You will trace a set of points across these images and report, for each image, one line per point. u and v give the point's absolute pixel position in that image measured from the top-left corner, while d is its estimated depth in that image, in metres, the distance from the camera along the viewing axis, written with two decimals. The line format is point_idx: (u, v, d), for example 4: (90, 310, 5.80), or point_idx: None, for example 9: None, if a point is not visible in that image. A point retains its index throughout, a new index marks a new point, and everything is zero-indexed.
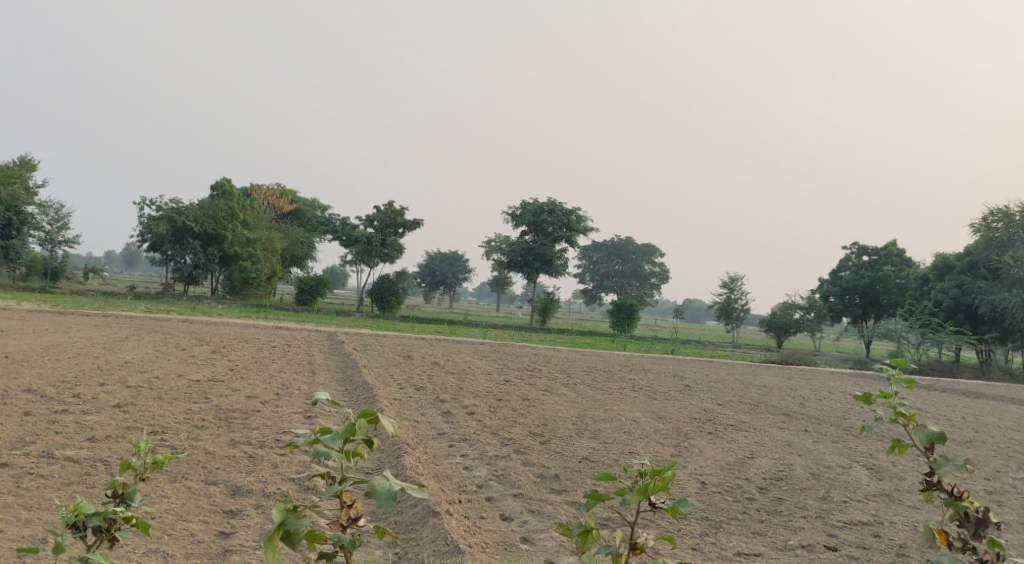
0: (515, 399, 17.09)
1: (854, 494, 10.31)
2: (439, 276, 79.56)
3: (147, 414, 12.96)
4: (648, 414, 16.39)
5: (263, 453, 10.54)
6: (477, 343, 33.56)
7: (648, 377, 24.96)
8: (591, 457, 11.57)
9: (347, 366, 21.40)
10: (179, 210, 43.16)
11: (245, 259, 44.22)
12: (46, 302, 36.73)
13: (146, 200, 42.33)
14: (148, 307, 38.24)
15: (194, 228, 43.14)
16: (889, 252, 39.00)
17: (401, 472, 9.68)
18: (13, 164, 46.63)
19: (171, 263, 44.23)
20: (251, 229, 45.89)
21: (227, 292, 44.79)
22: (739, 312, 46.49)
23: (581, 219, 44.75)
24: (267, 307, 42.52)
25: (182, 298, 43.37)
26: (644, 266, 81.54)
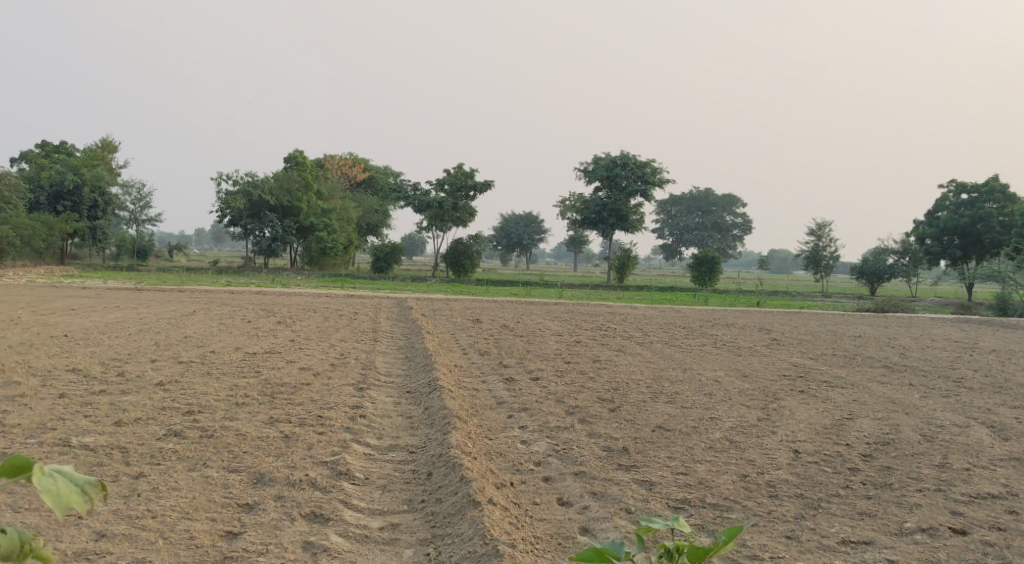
0: (588, 362, 15.86)
1: (979, 461, 8.88)
2: (514, 237, 78.47)
3: (184, 383, 12.03)
4: (732, 372, 15.03)
5: (300, 431, 9.42)
6: (552, 303, 32.36)
7: (732, 332, 23.48)
8: (667, 424, 10.34)
9: (411, 333, 20.44)
10: (255, 184, 42.55)
11: (320, 229, 43.58)
12: (130, 279, 36.53)
13: (223, 175, 41.76)
14: (228, 282, 37.81)
15: (271, 201, 42.42)
16: (991, 189, 36.59)
17: (448, 451, 8.60)
18: (95, 146, 46.77)
19: (250, 238, 43.50)
20: (324, 199, 45.23)
21: (306, 263, 44.24)
22: (828, 260, 44.40)
23: (656, 170, 42.96)
24: (344, 276, 41.88)
25: (263, 272, 42.85)
26: (726, 217, 79.23)
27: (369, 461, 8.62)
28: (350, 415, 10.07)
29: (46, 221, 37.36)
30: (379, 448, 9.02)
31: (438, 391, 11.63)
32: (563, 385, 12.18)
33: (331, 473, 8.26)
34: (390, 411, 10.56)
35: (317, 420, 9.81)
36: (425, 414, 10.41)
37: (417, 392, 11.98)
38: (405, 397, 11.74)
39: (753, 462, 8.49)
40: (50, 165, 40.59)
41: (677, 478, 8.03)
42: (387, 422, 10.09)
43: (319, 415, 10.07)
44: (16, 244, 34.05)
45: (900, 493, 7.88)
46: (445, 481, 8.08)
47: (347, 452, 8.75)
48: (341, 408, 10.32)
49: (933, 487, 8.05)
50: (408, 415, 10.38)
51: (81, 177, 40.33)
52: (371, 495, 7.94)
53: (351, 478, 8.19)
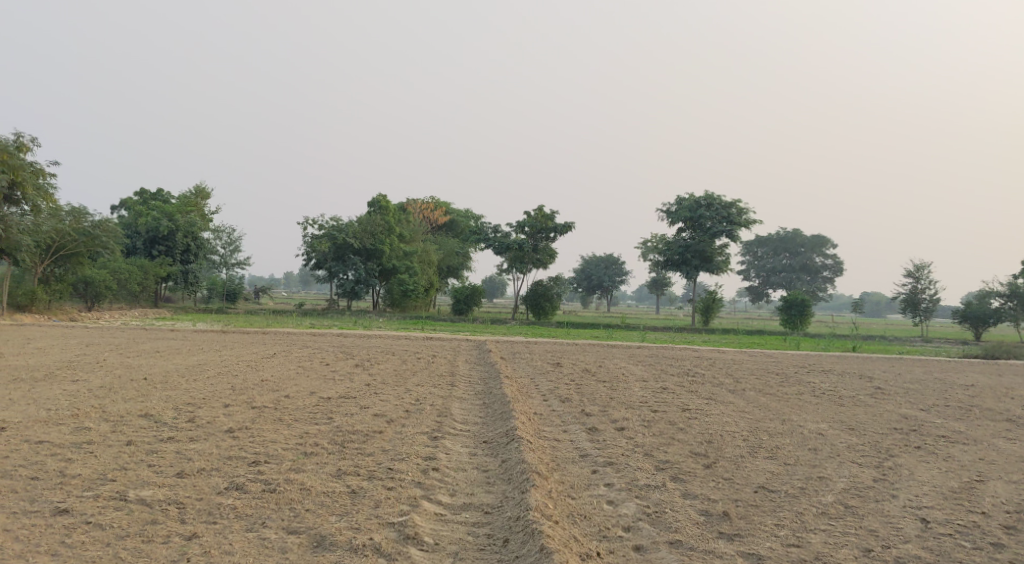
0: (678, 411, 14.90)
1: None
2: (596, 280, 77.60)
3: (252, 423, 11.43)
4: (835, 425, 13.94)
5: (368, 487, 8.62)
6: (637, 347, 31.41)
7: (830, 379, 22.20)
8: (768, 483, 9.45)
9: (490, 378, 19.66)
10: (340, 228, 42.79)
11: (402, 271, 43.04)
12: (218, 322, 36.62)
13: (308, 219, 41.87)
14: (312, 324, 37.68)
15: (355, 244, 42.45)
16: None
17: (531, 522, 7.91)
18: (188, 192, 47.40)
19: (334, 281, 43.46)
20: (407, 242, 45.06)
21: (389, 305, 43.93)
22: (927, 303, 42.50)
23: (741, 212, 41.61)
24: (426, 319, 41.48)
25: (347, 314, 42.70)
26: (815, 259, 77.01)
27: (439, 524, 8.01)
28: (422, 465, 9.34)
29: (141, 265, 37.73)
30: (452, 510, 8.30)
31: (518, 442, 10.85)
32: (651, 437, 11.28)
33: (398, 535, 7.84)
34: (466, 462, 9.79)
35: (387, 470, 9.13)
36: (504, 466, 9.64)
37: (495, 442, 11.21)
38: (482, 447, 10.99)
39: (873, 534, 8.00)
40: (146, 211, 41.28)
41: (789, 551, 7.67)
42: (463, 474, 9.36)
43: (389, 463, 9.28)
44: (110, 288, 34.41)
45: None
46: (522, 550, 7.63)
47: (417, 512, 8.15)
48: (412, 457, 9.59)
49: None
50: (484, 466, 9.63)
51: (175, 224, 40.78)
52: None
53: (419, 542, 7.76)
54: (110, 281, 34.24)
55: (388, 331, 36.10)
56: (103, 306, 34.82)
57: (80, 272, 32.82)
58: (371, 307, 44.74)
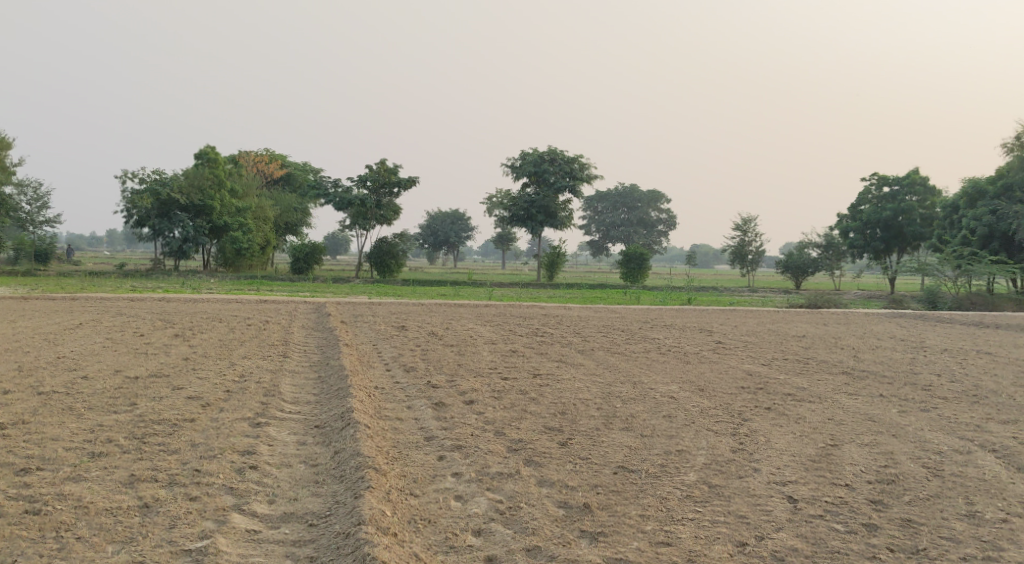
0: (529, 378, 14.08)
1: (986, 530, 7.43)
2: (441, 236, 76.48)
3: (36, 415, 9.92)
4: (688, 386, 13.37)
5: (162, 500, 7.84)
6: (481, 305, 30.63)
7: (673, 334, 21.92)
8: (629, 459, 8.71)
9: (326, 346, 18.42)
10: (164, 182, 39.99)
11: (235, 229, 40.96)
12: (26, 286, 33.61)
13: (127, 172, 38.84)
14: (133, 286, 35.13)
15: (182, 200, 39.75)
16: (911, 182, 36.97)
17: (366, 550, 7.07)
18: None
19: (159, 240, 40.69)
20: (239, 197, 42.68)
21: (221, 265, 41.60)
22: (754, 255, 43.31)
23: (584, 166, 41.38)
24: (261, 279, 39.52)
25: (173, 275, 40.15)
26: (650, 213, 78.31)
27: (251, 545, 7.38)
28: (238, 465, 8.52)
29: None
30: (265, 526, 7.62)
31: (355, 427, 9.71)
32: (501, 412, 10.40)
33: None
34: (292, 455, 8.96)
35: (193, 474, 8.28)
36: (337, 460, 8.76)
37: (328, 428, 10.15)
38: (314, 436, 9.87)
39: (744, 521, 7.45)
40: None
41: (660, 554, 7.06)
42: (286, 473, 8.49)
43: (195, 465, 8.47)
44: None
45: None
46: None
47: (221, 532, 7.46)
48: (228, 454, 8.77)
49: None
50: (313, 461, 8.77)
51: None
52: None
53: None
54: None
55: (220, 293, 33.99)
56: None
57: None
58: (202, 267, 42.35)
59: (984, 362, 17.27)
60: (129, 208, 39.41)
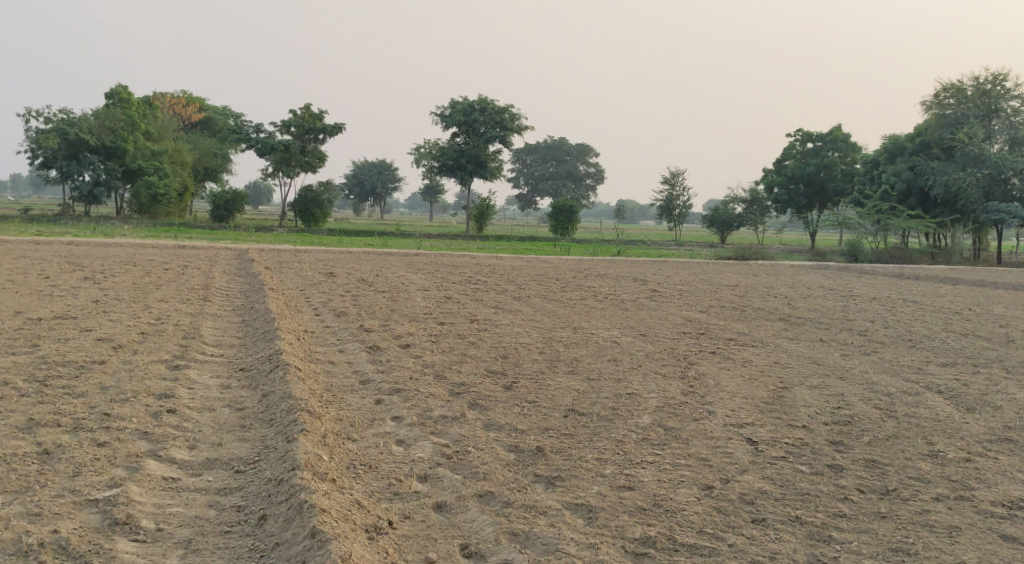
0: (466, 323, 13.57)
1: (952, 469, 7.20)
2: (368, 186, 75.17)
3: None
4: (629, 331, 13.02)
5: (68, 445, 7.20)
6: (410, 254, 29.97)
7: (606, 283, 21.59)
8: (580, 400, 8.32)
9: (251, 290, 17.67)
10: (72, 121, 37.63)
11: (149, 172, 39.65)
12: None
13: (33, 111, 36.93)
14: (42, 231, 33.59)
15: (92, 142, 37.73)
16: (835, 138, 37.10)
17: (303, 497, 6.54)
18: None
19: (68, 183, 38.91)
20: (155, 140, 41.06)
21: (136, 211, 40.07)
22: (680, 209, 43.21)
23: (514, 117, 40.73)
24: (179, 225, 38.17)
25: (85, 220, 38.52)
26: (579, 167, 77.98)
27: (169, 494, 6.78)
28: (154, 409, 7.92)
29: None
30: (185, 474, 7.01)
31: (284, 370, 9.11)
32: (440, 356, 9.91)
33: (104, 517, 6.52)
34: (215, 399, 8.37)
35: (103, 419, 7.65)
36: (265, 404, 8.19)
37: (255, 371, 9.56)
38: (240, 380, 9.25)
39: (707, 464, 7.11)
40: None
41: (623, 499, 6.67)
42: (208, 418, 7.90)
43: (106, 410, 7.83)
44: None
45: (897, 531, 6.44)
46: (285, 526, 6.43)
47: (136, 480, 6.85)
48: (143, 398, 8.17)
49: (942, 519, 6.56)
50: (239, 404, 8.20)
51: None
52: (167, 556, 6.22)
53: (133, 526, 6.43)
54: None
55: (136, 238, 32.76)
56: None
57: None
58: (115, 212, 40.86)
59: (918, 311, 17.26)
60: (35, 149, 37.22)
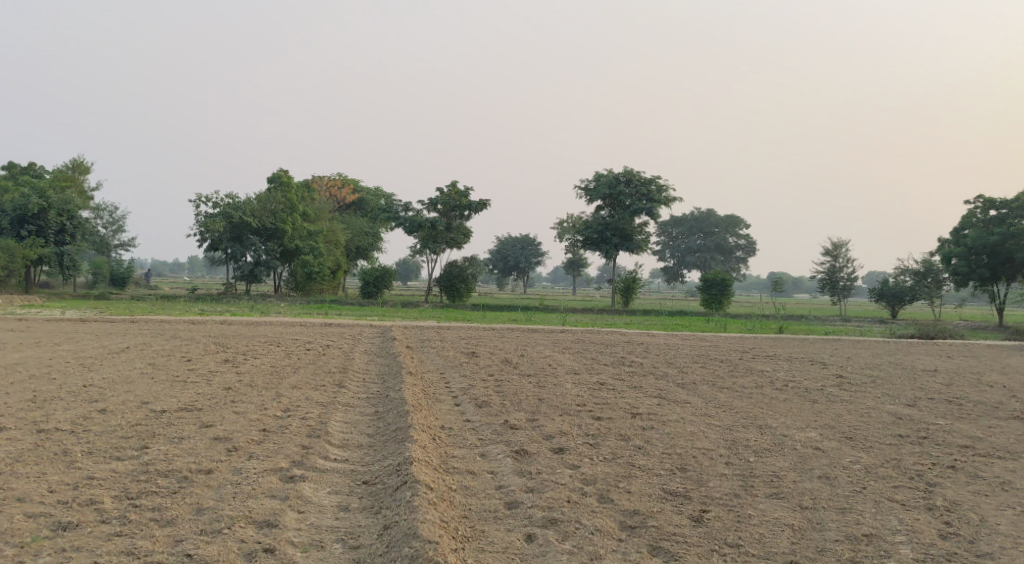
0: (628, 419, 11.47)
1: None
2: (511, 261, 74.18)
3: (4, 488, 7.32)
4: (829, 436, 10.73)
5: None
6: (558, 331, 28.18)
7: (782, 366, 19.07)
8: (806, 560, 6.52)
9: (388, 374, 16.07)
10: (237, 205, 38.25)
11: (307, 253, 39.12)
12: (95, 309, 32.34)
13: (201, 196, 37.48)
14: (201, 310, 33.52)
15: (254, 224, 38.09)
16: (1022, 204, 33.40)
17: None
18: (64, 167, 43.02)
19: (232, 264, 39.23)
20: (311, 221, 40.97)
21: (292, 290, 39.88)
22: (846, 281, 39.93)
23: (662, 188, 38.52)
24: (332, 304, 37.59)
25: (244, 299, 38.53)
26: (729, 239, 74.89)
27: None
28: (247, 548, 6.24)
29: (7, 246, 32.85)
30: None
31: (412, 487, 7.13)
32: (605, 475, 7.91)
33: None
34: (327, 526, 6.56)
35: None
36: (385, 541, 6.36)
37: (379, 484, 7.65)
38: (359, 498, 7.34)
39: None
40: (15, 188, 35.52)
41: None
42: (312, 560, 6.19)
43: (187, 544, 6.24)
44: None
45: None
46: None
47: None
48: (241, 527, 6.45)
49: None
50: (353, 539, 6.40)
51: (47, 201, 35.03)
52: None
53: None
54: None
55: (288, 316, 32.27)
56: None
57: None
58: (272, 290, 41.05)
59: None
60: (202, 231, 37.86)
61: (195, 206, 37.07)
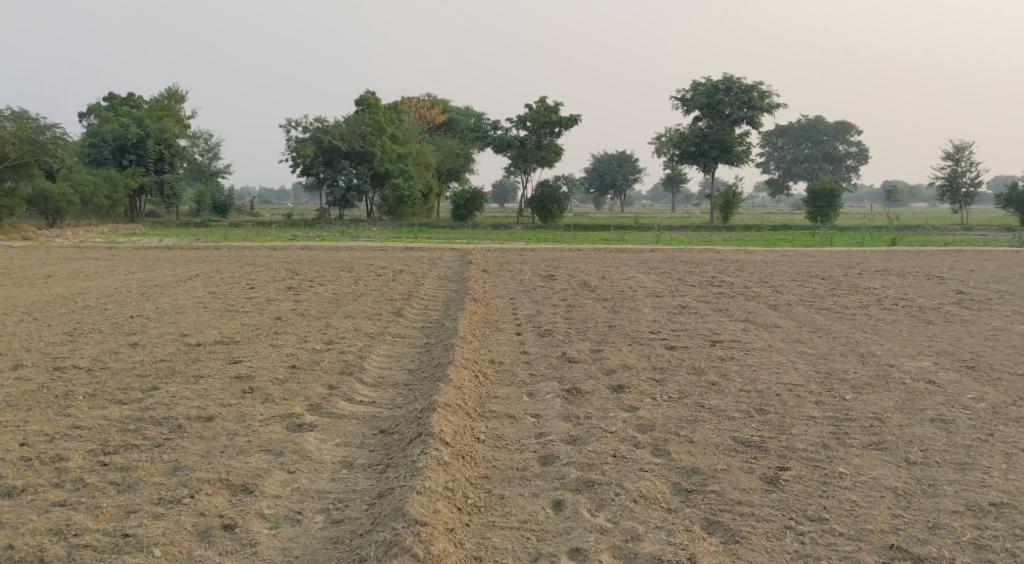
0: (706, 348, 10.14)
1: None
2: (607, 179, 72.22)
3: None
4: (945, 367, 9.27)
5: None
6: (647, 250, 26.68)
7: (892, 282, 17.37)
8: (908, 545, 5.49)
9: (454, 300, 15.01)
10: (327, 129, 37.62)
11: (396, 176, 37.95)
12: (194, 237, 32.11)
13: (290, 120, 36.82)
14: (295, 235, 32.98)
15: (344, 148, 37.39)
16: None
17: None
18: (160, 96, 42.87)
19: (324, 189, 38.68)
20: (400, 143, 39.92)
21: (385, 214, 39.10)
22: (967, 188, 37.18)
23: (764, 94, 35.98)
24: (423, 227, 36.71)
25: (337, 225, 37.95)
26: (838, 147, 71.11)
27: None
28: (204, 524, 5.57)
29: (108, 175, 32.55)
30: None
31: (425, 446, 6.20)
32: (663, 428, 6.79)
33: None
34: (306, 495, 5.84)
35: (113, 551, 5.36)
36: (372, 516, 5.66)
37: (395, 435, 6.59)
38: (368, 451, 6.38)
39: None
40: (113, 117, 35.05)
41: None
42: (279, 541, 5.49)
43: (133, 526, 5.52)
44: (73, 202, 29.95)
45: None
46: None
47: None
48: (205, 498, 5.74)
49: None
50: (338, 511, 5.72)
51: (146, 130, 34.47)
52: None
53: None
54: (71, 194, 29.81)
55: (378, 240, 31.56)
56: (64, 223, 30.17)
57: (33, 184, 28.50)
58: (366, 215, 40.36)
59: None
60: (294, 157, 37.60)
61: (287, 132, 36.58)
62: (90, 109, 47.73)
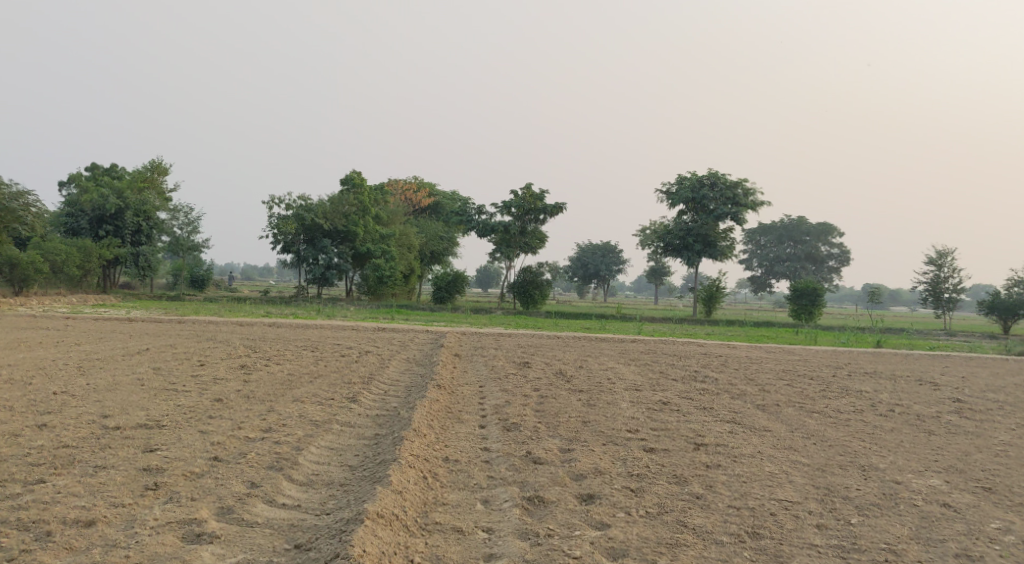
0: (689, 453, 8.98)
1: None
2: (591, 268, 71.37)
3: None
4: (959, 487, 8.18)
5: None
6: (627, 341, 25.63)
7: (884, 386, 16.33)
8: None
9: (417, 387, 13.81)
10: (310, 207, 36.79)
11: (377, 256, 36.85)
12: (165, 310, 30.84)
13: (273, 197, 35.96)
14: (272, 312, 31.77)
15: (326, 227, 36.53)
16: None
17: None
18: (143, 168, 41.93)
19: (303, 267, 37.61)
20: (384, 223, 39.00)
21: (364, 294, 37.94)
22: (950, 294, 36.45)
23: (749, 191, 35.43)
24: (402, 308, 35.56)
25: (314, 303, 36.76)
26: (820, 248, 70.78)
27: None
28: None
29: (82, 244, 31.31)
30: None
31: None
32: None
33: None
34: None
35: None
36: None
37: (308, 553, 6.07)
38: None
39: None
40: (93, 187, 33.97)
41: None
42: None
43: None
44: (42, 270, 28.70)
45: None
46: None
47: None
48: None
49: None
50: None
51: (125, 201, 33.38)
52: None
53: None
54: (41, 262, 28.60)
55: (354, 320, 30.40)
56: (31, 291, 28.87)
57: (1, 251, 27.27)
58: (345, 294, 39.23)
59: None
60: (275, 234, 36.59)
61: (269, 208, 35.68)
62: (70, 178, 46.66)
